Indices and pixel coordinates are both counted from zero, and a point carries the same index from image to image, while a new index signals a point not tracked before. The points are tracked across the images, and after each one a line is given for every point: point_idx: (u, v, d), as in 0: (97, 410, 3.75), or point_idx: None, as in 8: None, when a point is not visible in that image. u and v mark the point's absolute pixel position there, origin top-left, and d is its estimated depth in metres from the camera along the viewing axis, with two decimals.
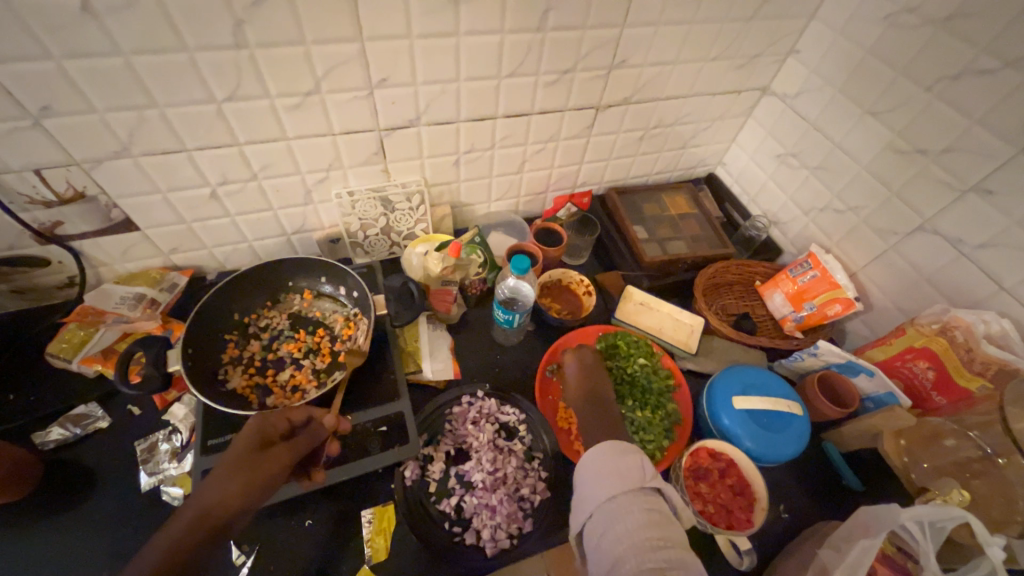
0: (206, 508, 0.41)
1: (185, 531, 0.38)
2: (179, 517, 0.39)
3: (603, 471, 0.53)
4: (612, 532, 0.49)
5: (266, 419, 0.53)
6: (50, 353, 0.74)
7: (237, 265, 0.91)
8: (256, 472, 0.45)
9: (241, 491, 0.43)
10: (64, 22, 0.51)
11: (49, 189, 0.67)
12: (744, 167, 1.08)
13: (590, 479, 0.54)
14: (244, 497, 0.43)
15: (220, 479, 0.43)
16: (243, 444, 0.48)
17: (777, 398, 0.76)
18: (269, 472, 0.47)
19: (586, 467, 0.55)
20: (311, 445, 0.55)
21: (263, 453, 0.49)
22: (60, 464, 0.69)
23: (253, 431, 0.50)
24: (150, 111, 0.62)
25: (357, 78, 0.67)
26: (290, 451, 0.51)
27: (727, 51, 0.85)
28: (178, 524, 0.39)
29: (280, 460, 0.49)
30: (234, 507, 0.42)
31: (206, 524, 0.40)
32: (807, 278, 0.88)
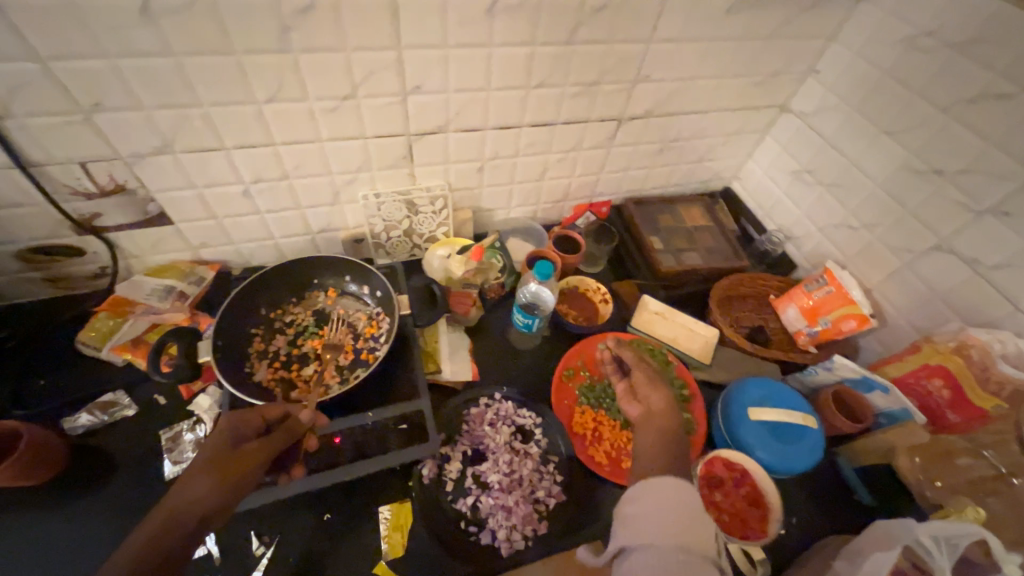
0: (173, 509, 0.43)
1: (157, 531, 0.41)
2: (146, 524, 0.42)
3: (677, 503, 0.50)
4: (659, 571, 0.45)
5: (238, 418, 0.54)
6: (80, 340, 0.78)
7: (262, 262, 0.93)
8: (223, 470, 0.47)
9: (212, 489, 0.45)
10: (122, 23, 0.54)
11: (92, 181, 0.69)
12: (760, 182, 1.09)
13: (655, 505, 0.50)
14: (211, 497, 0.44)
15: (193, 479, 0.46)
16: (212, 447, 0.50)
17: (791, 410, 0.77)
18: (237, 466, 0.48)
19: (654, 490, 0.52)
20: (289, 438, 0.56)
21: (235, 452, 0.50)
22: (87, 449, 0.71)
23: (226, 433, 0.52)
24: (193, 111, 0.64)
25: (391, 84, 0.70)
26: (264, 445, 0.52)
27: (748, 68, 0.87)
28: (146, 530, 0.41)
29: (251, 454, 0.50)
30: (203, 506, 0.44)
31: (173, 526, 0.41)
32: (821, 293, 0.89)
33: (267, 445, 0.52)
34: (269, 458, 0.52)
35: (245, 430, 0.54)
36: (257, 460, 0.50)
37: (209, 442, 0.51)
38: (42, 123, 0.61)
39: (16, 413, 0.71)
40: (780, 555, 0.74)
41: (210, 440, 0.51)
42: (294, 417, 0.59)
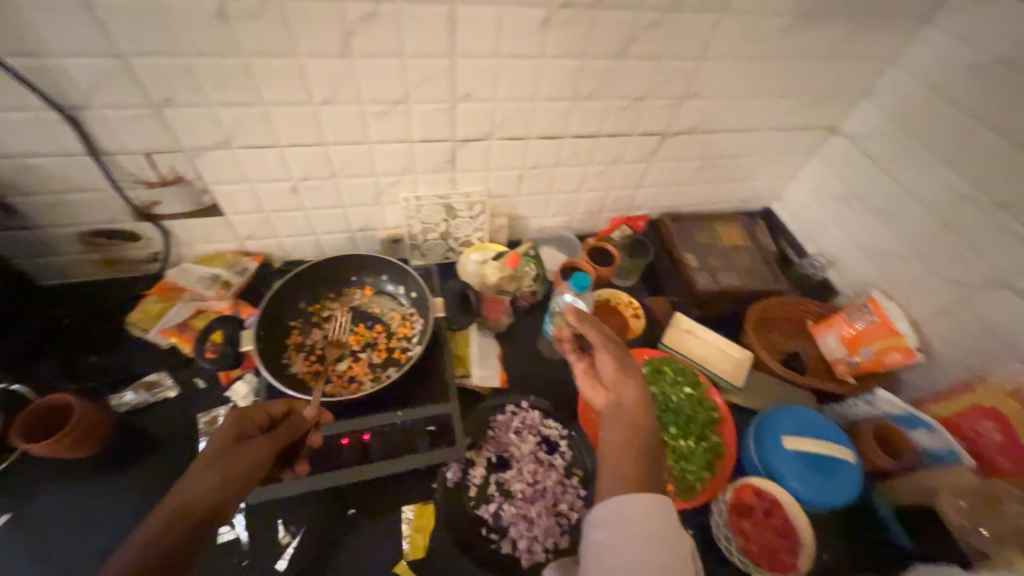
0: (181, 505, 0.45)
1: (164, 525, 0.43)
2: (155, 517, 0.44)
3: (651, 534, 0.47)
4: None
5: (245, 410, 0.56)
6: (129, 321, 0.81)
7: (302, 257, 0.95)
8: (229, 468, 0.49)
9: (217, 485, 0.47)
10: (200, 24, 0.57)
11: (155, 170, 0.72)
12: (802, 204, 1.06)
13: (627, 535, 0.47)
14: (215, 494, 0.47)
15: (201, 473, 0.48)
16: (220, 440, 0.52)
17: (829, 441, 0.74)
18: (242, 463, 0.50)
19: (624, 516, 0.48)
20: (293, 435, 0.58)
21: (241, 446, 0.52)
22: (130, 426, 0.74)
23: (232, 424, 0.54)
24: (255, 108, 0.67)
25: (442, 91, 0.71)
26: (268, 442, 0.54)
27: (799, 89, 0.85)
28: (155, 521, 0.44)
29: (255, 451, 0.52)
30: (208, 502, 0.46)
31: (180, 522, 0.44)
32: (863, 323, 0.86)
33: (273, 440, 0.54)
34: (273, 454, 0.54)
35: (251, 424, 0.55)
36: (261, 457, 0.52)
37: (216, 434, 0.53)
38: (116, 115, 0.64)
39: (70, 386, 0.75)
40: None
41: (218, 432, 0.53)
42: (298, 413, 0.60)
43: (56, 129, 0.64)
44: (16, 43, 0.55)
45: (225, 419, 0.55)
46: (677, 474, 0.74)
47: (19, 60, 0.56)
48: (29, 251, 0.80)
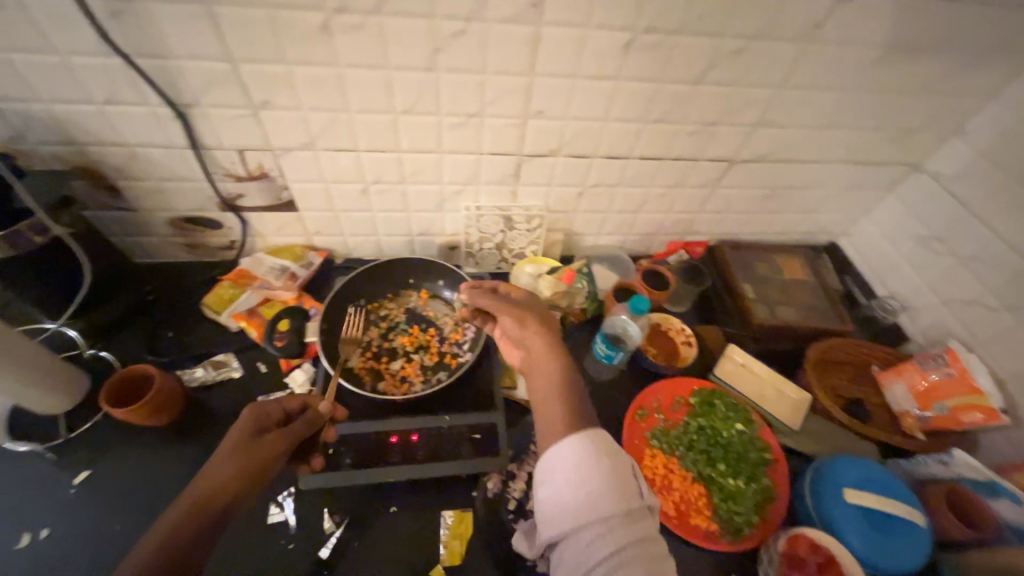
0: (200, 497, 0.50)
1: (182, 518, 0.48)
2: (176, 509, 0.50)
3: (592, 474, 0.47)
4: (592, 557, 0.44)
5: (260, 408, 0.60)
6: (204, 303, 0.87)
7: (362, 255, 0.99)
8: (243, 462, 0.54)
9: (230, 480, 0.52)
10: (305, 35, 0.61)
11: (244, 166, 0.78)
12: (873, 243, 1.01)
13: (570, 486, 0.48)
14: (232, 487, 0.52)
15: (216, 468, 0.53)
16: (238, 434, 0.57)
17: (894, 500, 0.69)
18: (258, 458, 0.55)
19: (563, 467, 0.49)
20: (309, 429, 0.62)
21: (256, 442, 0.56)
22: (197, 401, 0.79)
23: (249, 420, 0.59)
24: (341, 114, 0.71)
25: (516, 107, 0.73)
26: (283, 437, 0.58)
27: (883, 123, 0.81)
28: (175, 512, 0.49)
29: (270, 446, 0.57)
30: (226, 496, 0.51)
31: (199, 512, 0.49)
32: (939, 376, 0.80)
33: (285, 436, 0.58)
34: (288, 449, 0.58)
35: (266, 419, 0.60)
36: (276, 452, 0.57)
37: (235, 428, 0.57)
38: (219, 114, 0.70)
39: (149, 358, 0.81)
40: None
41: (236, 426, 0.58)
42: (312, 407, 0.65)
43: (166, 124, 0.70)
44: (146, 46, 0.61)
45: (242, 416, 0.59)
46: (721, 513, 0.71)
47: (145, 61, 0.62)
48: (126, 231, 0.88)
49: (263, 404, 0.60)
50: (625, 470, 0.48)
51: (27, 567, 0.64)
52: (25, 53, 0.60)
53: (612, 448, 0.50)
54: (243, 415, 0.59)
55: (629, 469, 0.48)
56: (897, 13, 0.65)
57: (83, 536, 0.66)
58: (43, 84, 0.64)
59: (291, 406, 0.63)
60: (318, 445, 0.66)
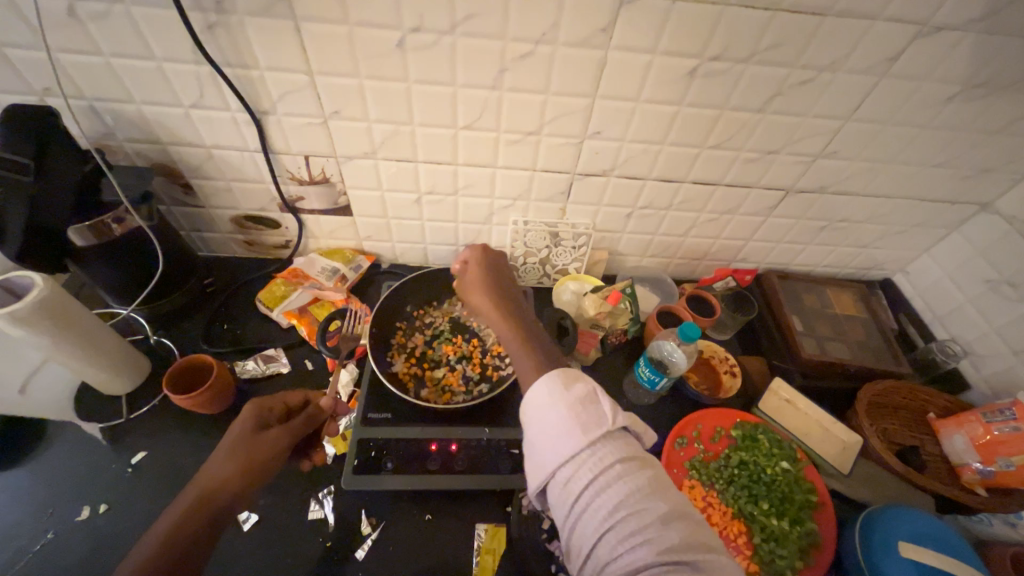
0: (201, 492, 0.53)
1: (185, 514, 0.51)
2: (181, 503, 0.52)
3: (562, 412, 0.49)
4: (578, 486, 0.46)
5: (260, 406, 0.62)
6: (259, 299, 0.90)
7: (408, 262, 1.02)
8: (246, 460, 0.56)
9: (233, 478, 0.55)
10: (380, 53, 0.64)
11: (308, 171, 0.81)
12: (934, 282, 0.96)
13: (543, 429, 0.49)
14: (233, 483, 0.54)
15: (219, 463, 0.55)
16: (240, 428, 0.59)
17: (953, 558, 0.65)
18: (259, 456, 0.57)
19: (535, 413, 0.50)
20: (310, 425, 0.65)
21: (258, 439, 0.59)
22: (247, 393, 0.82)
23: (252, 417, 0.61)
24: (405, 127, 0.74)
25: (575, 127, 0.74)
26: (283, 434, 0.61)
27: (954, 160, 0.78)
28: (178, 508, 0.52)
29: (271, 444, 0.59)
30: (229, 492, 0.54)
31: (202, 506, 0.52)
32: (1006, 429, 0.74)
33: (286, 433, 0.61)
34: (288, 445, 0.61)
35: (269, 416, 0.62)
36: (275, 449, 0.59)
37: (237, 423, 0.60)
38: (291, 122, 0.74)
39: (205, 349, 0.85)
40: None
41: (239, 422, 0.60)
42: (313, 404, 0.68)
43: (242, 129, 0.75)
44: (234, 57, 0.65)
45: (244, 414, 0.61)
46: (765, 554, 0.68)
47: (232, 71, 0.67)
48: (192, 225, 0.93)
49: (265, 402, 0.62)
50: (591, 401, 0.50)
51: (84, 540, 0.67)
52: (125, 58, 0.65)
53: (574, 379, 0.52)
54: (245, 412, 0.61)
55: (594, 397, 0.50)
56: (981, 49, 0.63)
57: (136, 515, 0.69)
58: (137, 87, 0.69)
59: (292, 401, 0.67)
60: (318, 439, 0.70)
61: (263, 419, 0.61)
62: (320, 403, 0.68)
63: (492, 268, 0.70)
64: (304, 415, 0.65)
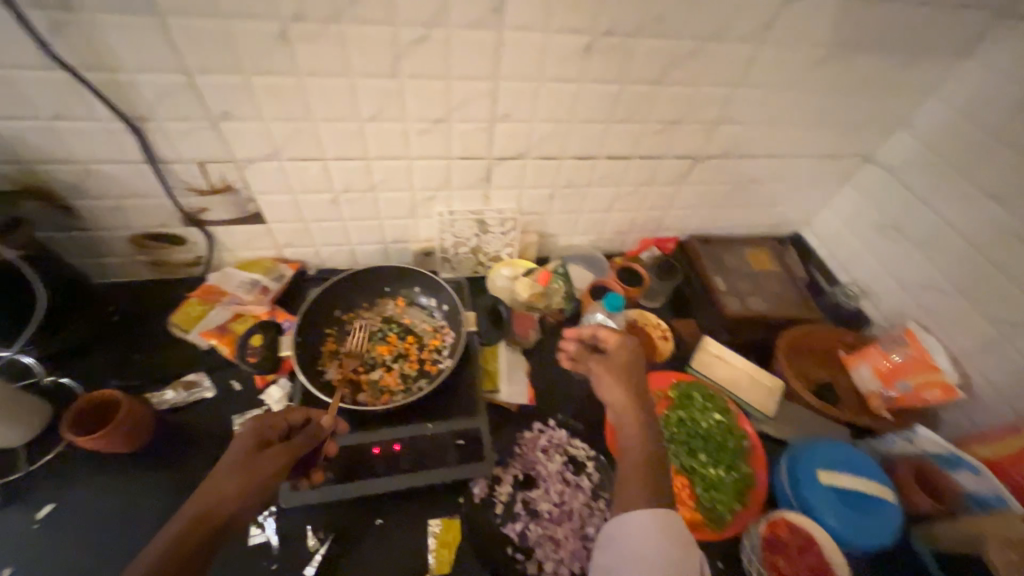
0: (199, 513, 0.47)
1: (184, 530, 0.45)
2: (178, 519, 0.46)
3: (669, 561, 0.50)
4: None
5: (264, 420, 0.57)
6: (171, 322, 0.84)
7: (335, 266, 0.98)
8: (249, 473, 0.51)
9: (237, 490, 0.49)
10: (261, 45, 0.61)
11: (206, 179, 0.76)
12: (835, 231, 1.05)
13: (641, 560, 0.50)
14: (233, 499, 0.48)
15: (221, 481, 0.49)
16: (242, 444, 0.54)
17: (866, 478, 0.71)
18: (260, 472, 0.51)
19: (643, 543, 0.51)
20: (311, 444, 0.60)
21: (262, 454, 0.53)
22: (169, 423, 0.77)
23: (253, 433, 0.56)
24: (305, 124, 0.71)
25: (483, 112, 0.74)
26: (286, 450, 0.55)
27: (837, 117, 0.85)
28: (176, 526, 0.45)
29: (272, 458, 0.53)
30: (227, 509, 0.47)
31: (201, 525, 0.46)
32: (899, 357, 0.84)
33: (290, 450, 0.55)
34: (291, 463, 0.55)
35: (270, 432, 0.57)
36: (279, 464, 0.54)
37: (237, 440, 0.55)
38: (177, 127, 0.68)
39: (115, 383, 0.78)
40: None
41: (238, 439, 0.55)
42: (316, 422, 0.62)
43: (121, 139, 0.68)
44: (94, 59, 0.59)
45: (245, 427, 0.56)
46: (705, 502, 0.73)
47: (94, 75, 0.61)
48: (83, 252, 0.84)
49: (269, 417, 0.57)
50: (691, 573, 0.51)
51: None
52: None
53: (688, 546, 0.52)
54: (248, 425, 0.56)
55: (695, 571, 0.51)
56: (842, 12, 0.68)
57: (52, 574, 0.64)
58: None
59: (294, 419, 0.61)
60: (319, 458, 0.65)
61: (266, 436, 0.56)
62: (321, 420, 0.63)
63: (637, 372, 0.65)
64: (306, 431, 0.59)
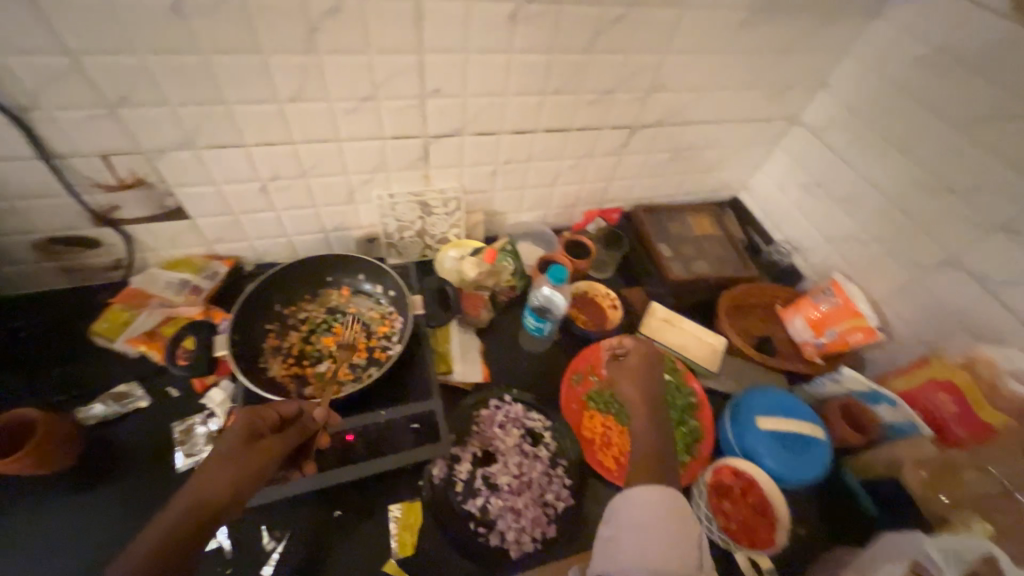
0: (192, 504, 0.42)
1: (177, 522, 0.41)
2: (170, 510, 0.42)
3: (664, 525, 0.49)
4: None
5: (255, 412, 0.53)
6: (93, 332, 0.78)
7: (274, 260, 0.93)
8: (244, 465, 0.47)
9: (231, 482, 0.45)
10: (153, 20, 0.55)
11: (112, 173, 0.70)
12: (769, 192, 1.10)
13: (649, 533, 0.48)
14: (227, 495, 0.44)
15: (215, 473, 0.45)
16: (233, 435, 0.50)
17: (800, 419, 0.77)
18: (256, 465, 0.48)
19: (639, 511, 0.50)
20: (304, 437, 0.57)
21: (255, 446, 0.50)
22: (100, 439, 0.72)
23: (244, 423, 0.52)
24: (218, 107, 0.66)
25: (412, 87, 0.71)
26: (279, 443, 0.52)
27: (762, 80, 0.88)
28: (166, 517, 0.41)
29: (266, 452, 0.50)
30: (222, 503, 0.44)
31: (195, 518, 0.42)
32: (828, 305, 0.89)
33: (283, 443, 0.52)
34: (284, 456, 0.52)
35: (263, 423, 0.53)
36: (273, 458, 0.50)
37: (227, 431, 0.50)
38: (68, 117, 0.62)
39: (33, 402, 0.72)
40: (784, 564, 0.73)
41: (228, 430, 0.50)
42: (309, 414, 0.59)
43: (3, 132, 0.61)
44: None
45: (236, 417, 0.52)
46: None
47: None
48: None
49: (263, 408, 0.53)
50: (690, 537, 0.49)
51: None
52: None
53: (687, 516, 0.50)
54: (240, 416, 0.52)
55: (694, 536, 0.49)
56: None
57: None
58: None
59: (286, 411, 0.57)
60: (310, 453, 0.62)
61: (258, 426, 0.52)
62: (314, 412, 0.60)
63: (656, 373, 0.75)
64: (299, 425, 0.56)
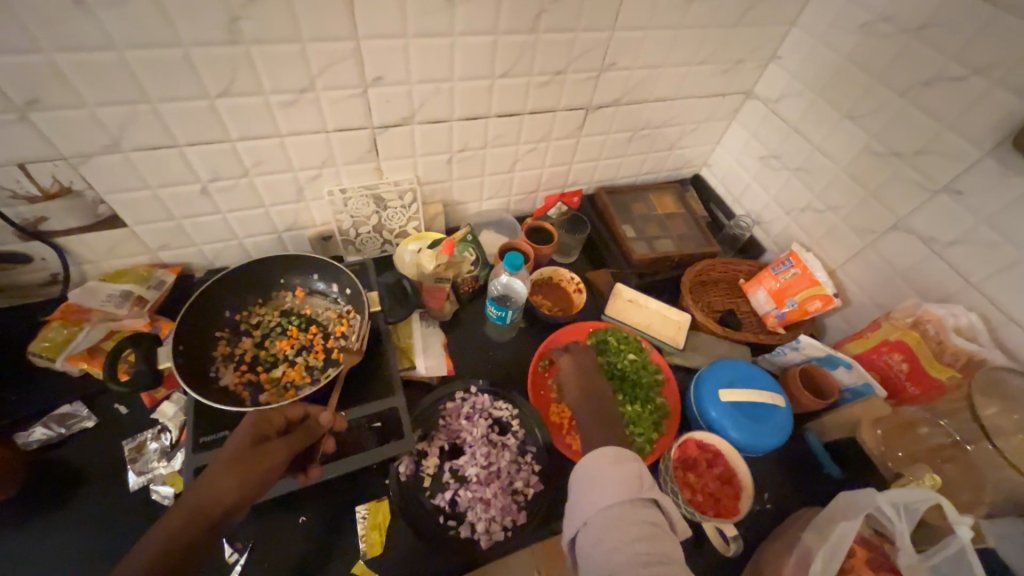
0: (193, 509, 0.41)
1: (177, 528, 0.40)
2: (171, 517, 0.41)
3: (607, 475, 0.55)
4: (610, 539, 0.51)
5: (262, 416, 0.53)
6: (30, 351, 0.73)
7: (226, 264, 0.89)
8: (248, 469, 0.46)
9: (234, 486, 0.44)
10: (57, 15, 0.51)
11: (34, 184, 0.65)
12: (728, 167, 1.10)
13: (592, 483, 0.55)
14: (231, 499, 0.43)
15: (218, 477, 0.44)
16: (238, 441, 0.49)
17: (760, 390, 0.78)
18: (258, 469, 0.46)
19: (588, 472, 0.57)
20: (308, 440, 0.56)
21: (259, 450, 0.49)
22: (47, 464, 0.69)
23: (250, 429, 0.51)
24: (143, 107, 0.62)
25: (352, 76, 0.68)
26: (286, 445, 0.51)
27: (713, 55, 0.87)
28: (168, 524, 0.40)
29: (272, 456, 0.49)
30: (224, 509, 0.42)
31: (193, 525, 0.41)
32: (788, 275, 0.90)
33: (289, 446, 0.51)
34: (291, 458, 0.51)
35: (269, 428, 0.53)
36: (280, 461, 0.49)
37: (234, 436, 0.50)
38: None
39: None
40: (752, 530, 0.75)
41: (234, 436, 0.50)
42: (315, 417, 0.58)
43: None
44: None
45: (243, 422, 0.52)
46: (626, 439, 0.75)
47: None
48: None
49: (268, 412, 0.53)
50: (637, 482, 0.55)
51: None
52: None
53: (624, 461, 0.57)
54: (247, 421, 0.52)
55: (637, 476, 0.55)
56: None
57: None
58: None
59: (292, 413, 0.56)
60: (314, 455, 0.61)
61: (263, 431, 0.51)
62: (320, 417, 0.58)
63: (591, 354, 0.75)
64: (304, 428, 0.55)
